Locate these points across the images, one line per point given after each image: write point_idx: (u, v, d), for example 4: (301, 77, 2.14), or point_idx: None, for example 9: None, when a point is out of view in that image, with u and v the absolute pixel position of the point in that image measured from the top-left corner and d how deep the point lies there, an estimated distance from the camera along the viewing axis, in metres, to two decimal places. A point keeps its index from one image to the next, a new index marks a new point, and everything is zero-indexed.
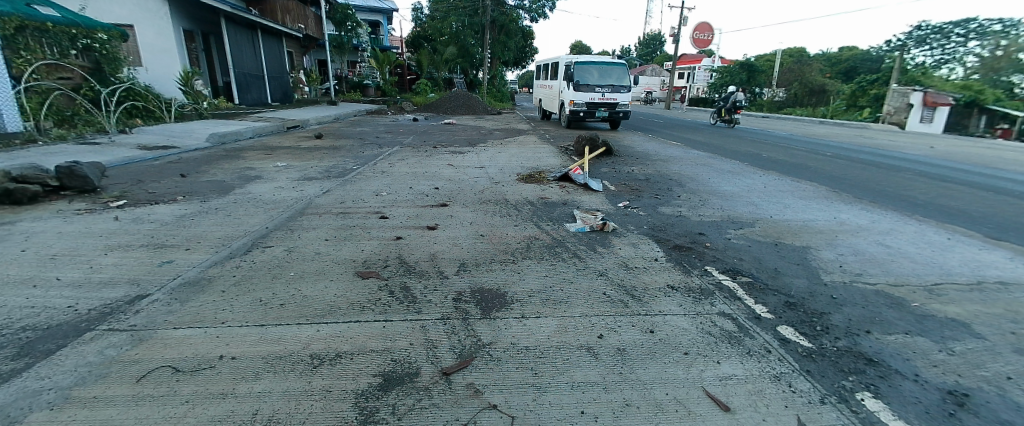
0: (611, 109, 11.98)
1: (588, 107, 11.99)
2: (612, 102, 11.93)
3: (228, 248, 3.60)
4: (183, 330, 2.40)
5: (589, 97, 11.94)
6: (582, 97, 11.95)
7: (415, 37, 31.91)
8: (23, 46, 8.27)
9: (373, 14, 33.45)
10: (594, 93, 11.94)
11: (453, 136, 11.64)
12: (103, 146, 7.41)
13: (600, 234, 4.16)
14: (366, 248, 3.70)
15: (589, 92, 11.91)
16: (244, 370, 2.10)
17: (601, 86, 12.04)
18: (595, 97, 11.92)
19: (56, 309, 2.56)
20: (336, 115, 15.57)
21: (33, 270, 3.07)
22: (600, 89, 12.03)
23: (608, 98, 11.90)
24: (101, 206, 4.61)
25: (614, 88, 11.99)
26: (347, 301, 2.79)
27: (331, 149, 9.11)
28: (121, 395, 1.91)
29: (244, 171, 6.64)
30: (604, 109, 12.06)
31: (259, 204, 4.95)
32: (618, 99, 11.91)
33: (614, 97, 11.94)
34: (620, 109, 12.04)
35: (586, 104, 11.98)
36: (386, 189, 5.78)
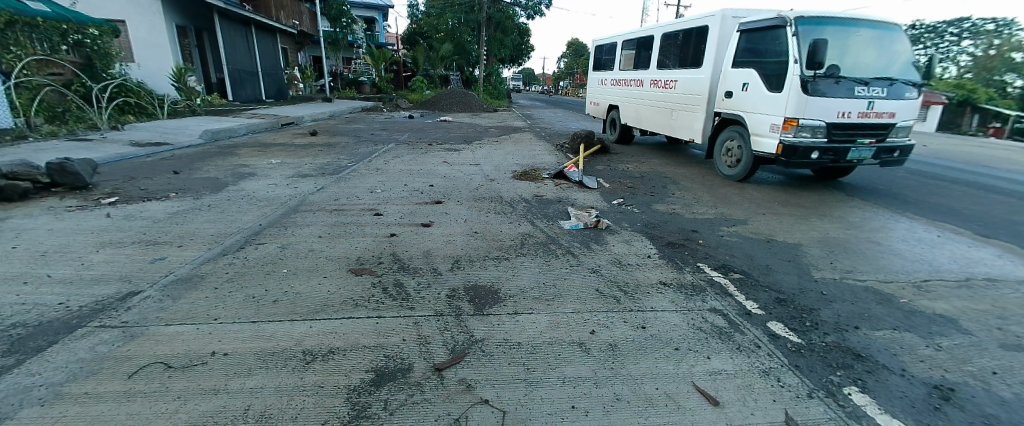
0: (879, 142, 5.45)
1: (836, 138, 5.29)
2: (885, 122, 5.40)
3: (222, 245, 3.60)
4: (175, 326, 2.40)
5: (840, 112, 5.22)
6: (825, 112, 5.18)
7: (411, 35, 32.00)
8: (12, 41, 8.19)
9: (369, 10, 33.45)
10: (857, 102, 5.21)
11: (448, 134, 11.65)
12: (95, 143, 7.36)
13: (594, 231, 4.16)
14: (359, 245, 3.71)
15: (842, 99, 5.18)
16: (236, 367, 2.10)
17: (863, 82, 5.29)
18: (854, 113, 5.25)
19: (47, 306, 2.55)
20: (332, 111, 15.55)
21: (24, 266, 3.06)
22: (865, 90, 5.27)
23: (879, 114, 5.33)
24: (93, 202, 4.58)
25: (890, 90, 5.39)
26: (340, 298, 2.79)
27: (325, 146, 9.08)
28: (113, 392, 1.91)
29: (237, 168, 6.60)
30: (869, 143, 5.43)
31: (253, 200, 4.94)
32: (897, 116, 5.43)
33: (889, 113, 5.40)
34: (892, 142, 5.58)
35: (829, 130, 5.25)
36: (381, 186, 5.78)
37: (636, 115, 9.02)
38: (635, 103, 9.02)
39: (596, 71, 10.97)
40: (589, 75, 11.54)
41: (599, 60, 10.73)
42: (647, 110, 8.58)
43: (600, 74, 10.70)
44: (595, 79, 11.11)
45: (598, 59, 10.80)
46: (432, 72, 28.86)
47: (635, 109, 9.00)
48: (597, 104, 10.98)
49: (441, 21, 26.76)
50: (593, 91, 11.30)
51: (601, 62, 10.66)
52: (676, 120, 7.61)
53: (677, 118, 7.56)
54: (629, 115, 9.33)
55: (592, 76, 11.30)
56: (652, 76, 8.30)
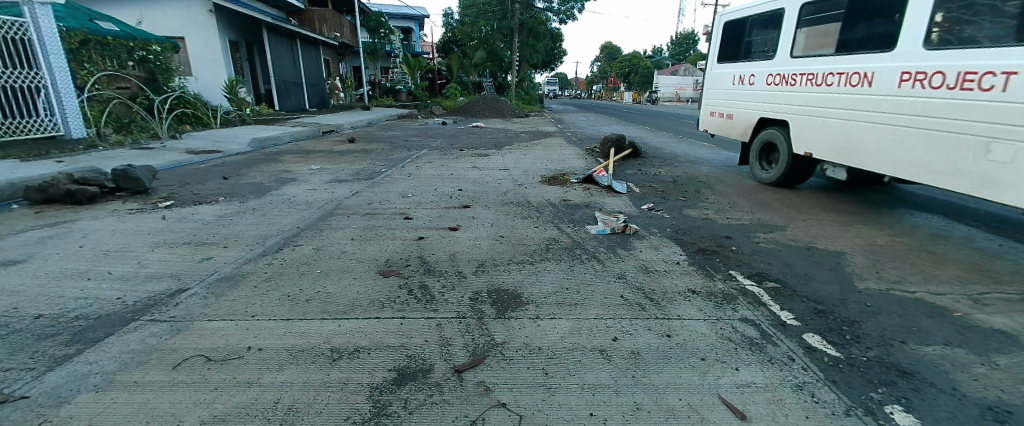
0: None
1: None
2: None
3: (262, 246, 3.81)
4: (216, 321, 2.56)
5: None
6: None
7: (446, 43, 32.60)
8: (86, 58, 8.99)
9: (406, 20, 34.49)
10: None
11: (480, 139, 11.80)
12: (155, 151, 7.93)
13: (622, 237, 4.10)
14: (389, 247, 3.82)
15: None
16: (269, 361, 2.21)
17: None
18: None
19: (107, 300, 2.78)
20: (370, 119, 16.09)
21: (89, 264, 3.35)
22: None
23: None
24: (152, 206, 4.95)
25: None
26: (368, 299, 2.89)
27: (361, 152, 9.41)
28: (158, 381, 2.04)
29: (280, 174, 6.95)
30: None
31: (293, 204, 5.18)
32: None
33: None
34: None
35: None
36: (412, 191, 5.93)
37: (843, 137, 4.78)
38: (840, 116, 4.78)
39: (730, 65, 6.71)
40: (710, 72, 7.25)
41: (737, 44, 6.53)
42: (873, 132, 4.42)
43: (738, 67, 6.48)
44: (723, 77, 6.87)
45: (730, 45, 6.71)
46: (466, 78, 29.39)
47: (847, 130, 4.71)
48: (729, 118, 6.78)
49: (473, 29, 27.62)
50: (717, 97, 7.06)
51: (739, 47, 6.51)
52: (990, 163, 3.45)
53: (998, 158, 3.39)
54: (821, 138, 5.09)
55: (715, 71, 7.04)
56: (909, 64, 4.04)
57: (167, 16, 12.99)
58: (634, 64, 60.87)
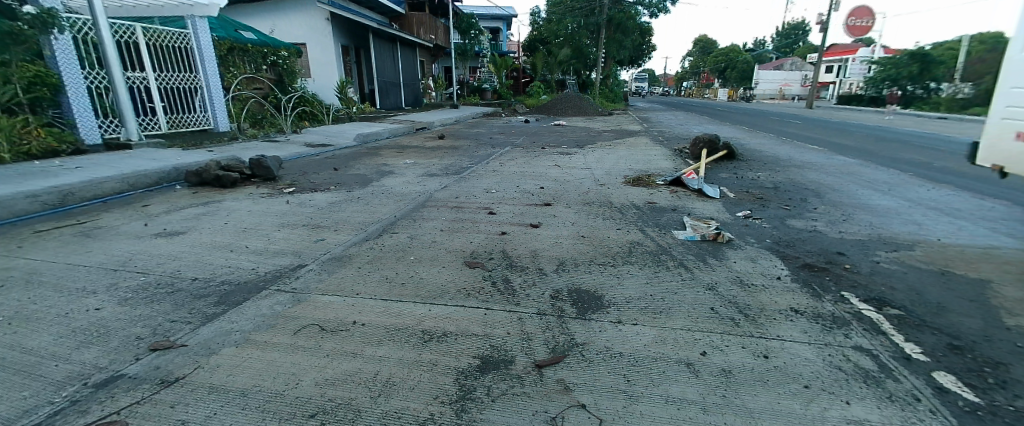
0: None
1: None
2: None
3: (365, 232, 4.18)
4: (327, 296, 2.87)
5: None
6: None
7: (532, 42, 32.74)
8: (231, 63, 10.51)
9: (494, 21, 35.36)
10: None
11: (562, 138, 11.81)
12: (279, 144, 9.01)
13: (713, 245, 3.89)
14: (474, 240, 4.00)
15: None
16: (370, 337, 2.44)
17: None
18: None
19: (244, 270, 3.25)
20: (458, 118, 16.78)
21: (231, 238, 3.92)
22: None
23: None
24: (277, 191, 5.66)
25: None
26: (455, 287, 3.06)
27: (449, 148, 9.86)
28: (282, 342, 2.34)
29: (379, 167, 7.54)
30: None
31: (390, 195, 5.61)
32: None
33: None
34: None
35: None
36: (496, 187, 6.11)
37: None
38: None
39: None
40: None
41: None
42: None
43: None
44: None
45: None
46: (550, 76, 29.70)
47: None
48: None
49: (559, 27, 27.48)
50: None
51: None
52: None
53: None
54: None
55: None
56: None
57: (291, 26, 14.84)
58: (731, 59, 56.62)
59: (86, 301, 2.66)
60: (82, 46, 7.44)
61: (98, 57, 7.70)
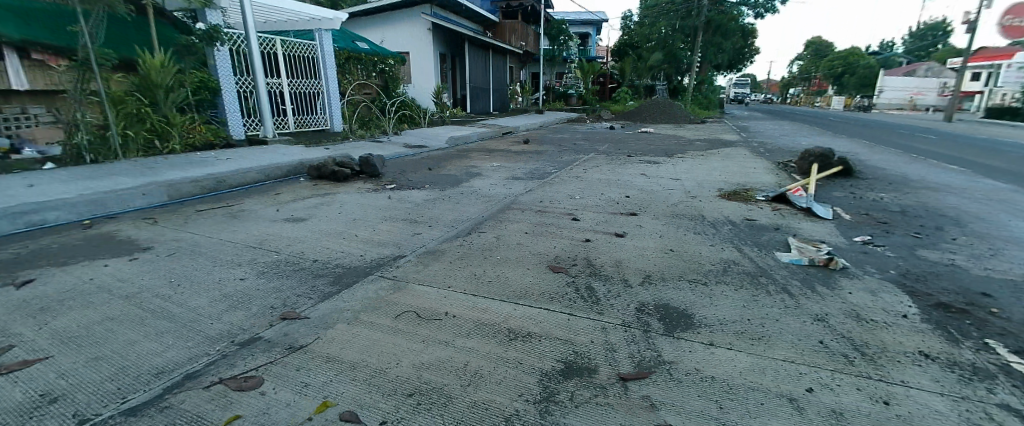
0: None
1: None
2: None
3: (456, 229, 4.42)
4: (422, 286, 3.10)
5: None
6: None
7: (621, 47, 31.55)
8: (347, 71, 11.73)
9: (584, 26, 35.14)
10: None
11: (649, 146, 11.44)
12: (381, 144, 9.78)
13: (823, 271, 3.56)
14: (558, 245, 4.04)
15: None
16: (460, 329, 2.59)
17: None
18: None
19: (353, 256, 3.61)
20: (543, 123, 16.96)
21: (340, 227, 4.36)
22: None
23: None
24: (379, 187, 6.17)
25: None
26: (538, 290, 3.14)
27: (533, 153, 10.02)
28: (384, 324, 2.57)
29: (468, 168, 7.89)
30: None
31: (478, 196, 5.85)
32: None
33: None
34: None
35: None
36: (580, 193, 6.11)
37: None
38: None
39: None
40: None
41: None
42: None
43: None
44: None
45: None
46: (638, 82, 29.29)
47: None
48: None
49: (653, 30, 26.10)
50: None
51: None
52: None
53: None
54: None
55: None
56: None
57: (397, 35, 16.05)
58: (848, 64, 50.77)
59: (232, 272, 3.13)
60: (235, 56, 8.71)
61: (246, 64, 8.99)
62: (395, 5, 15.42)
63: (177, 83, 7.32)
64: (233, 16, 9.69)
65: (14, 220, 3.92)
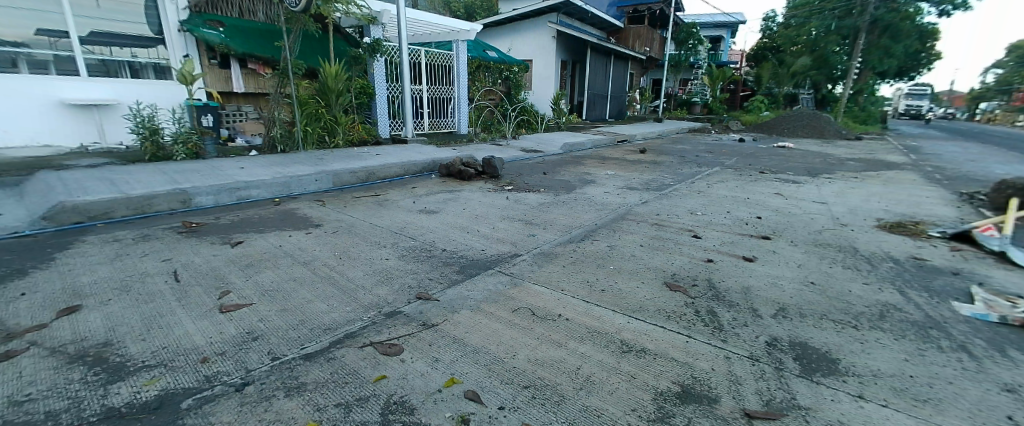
0: None
1: None
2: None
3: (570, 234, 4.48)
4: (537, 286, 3.22)
5: None
6: None
7: (760, 49, 28.23)
8: (476, 78, 12.56)
9: (717, 29, 32.69)
10: None
11: (786, 162, 10.27)
12: (501, 147, 10.26)
13: (1020, 332, 2.88)
14: (676, 262, 3.87)
15: None
16: (574, 333, 2.64)
17: None
18: None
19: (475, 250, 3.88)
20: (660, 132, 16.18)
21: (464, 222, 4.71)
22: None
23: None
24: (498, 187, 6.51)
25: None
26: (655, 306, 3.05)
27: (652, 163, 9.63)
28: (503, 316, 2.74)
29: (583, 175, 7.90)
30: None
31: (593, 204, 5.84)
32: None
33: None
34: None
35: None
36: (703, 209, 5.74)
37: None
38: None
39: None
40: None
41: None
42: None
43: None
44: None
45: None
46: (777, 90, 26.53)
47: None
48: None
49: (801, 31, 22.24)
50: None
51: None
52: None
53: None
54: None
55: None
56: None
57: (523, 43, 16.65)
58: None
59: (378, 252, 3.59)
60: (389, 65, 9.91)
61: (398, 72, 10.16)
62: (525, 14, 16.01)
63: (345, 89, 8.56)
64: (391, 29, 10.91)
65: (230, 194, 4.96)
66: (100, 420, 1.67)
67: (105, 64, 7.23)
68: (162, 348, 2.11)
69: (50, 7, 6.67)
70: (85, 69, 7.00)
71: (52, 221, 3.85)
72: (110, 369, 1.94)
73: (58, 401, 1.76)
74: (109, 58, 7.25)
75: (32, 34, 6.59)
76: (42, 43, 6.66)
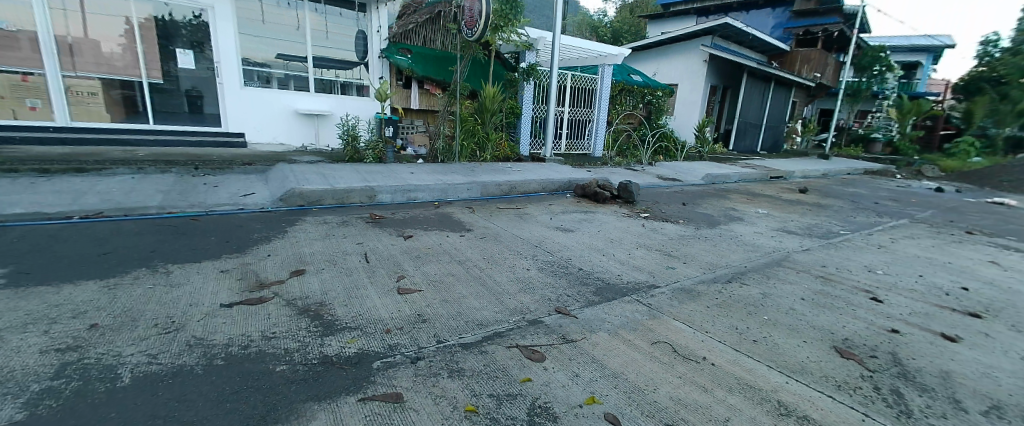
0: None
1: None
2: None
3: (715, 273, 4.19)
4: (678, 323, 3.08)
5: None
6: None
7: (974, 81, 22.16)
8: (618, 101, 12.50)
9: (915, 54, 27.36)
10: None
11: (1008, 223, 8.12)
12: (638, 172, 10.01)
13: None
14: (848, 325, 3.34)
15: None
16: (720, 380, 2.46)
17: None
18: None
19: (613, 274, 3.87)
20: (827, 171, 14.07)
21: (601, 244, 4.73)
22: None
23: None
24: (635, 214, 6.39)
25: None
26: (820, 370, 2.68)
27: (815, 206, 8.45)
28: (642, 347, 2.68)
29: (729, 210, 7.30)
30: None
31: (742, 243, 5.36)
32: None
33: None
34: None
35: None
36: (883, 267, 4.86)
37: None
38: None
39: None
40: None
41: None
42: None
43: None
44: None
45: None
46: (995, 131, 20.83)
47: None
48: None
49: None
50: None
51: None
52: None
53: None
54: None
55: None
56: None
57: (672, 67, 16.06)
58: None
59: (519, 262, 3.82)
60: (538, 88, 10.40)
61: (544, 95, 10.60)
62: (676, 38, 15.47)
63: (498, 109, 9.30)
64: (544, 54, 11.52)
65: (402, 194, 5.75)
66: (319, 363, 2.10)
67: (324, 83, 8.98)
68: (358, 315, 2.56)
69: (296, 39, 8.59)
70: (313, 87, 8.84)
71: (285, 202, 4.96)
72: (324, 324, 2.44)
73: (292, 341, 2.26)
74: (322, 77, 8.94)
75: (274, 58, 8.46)
76: (279, 64, 8.52)
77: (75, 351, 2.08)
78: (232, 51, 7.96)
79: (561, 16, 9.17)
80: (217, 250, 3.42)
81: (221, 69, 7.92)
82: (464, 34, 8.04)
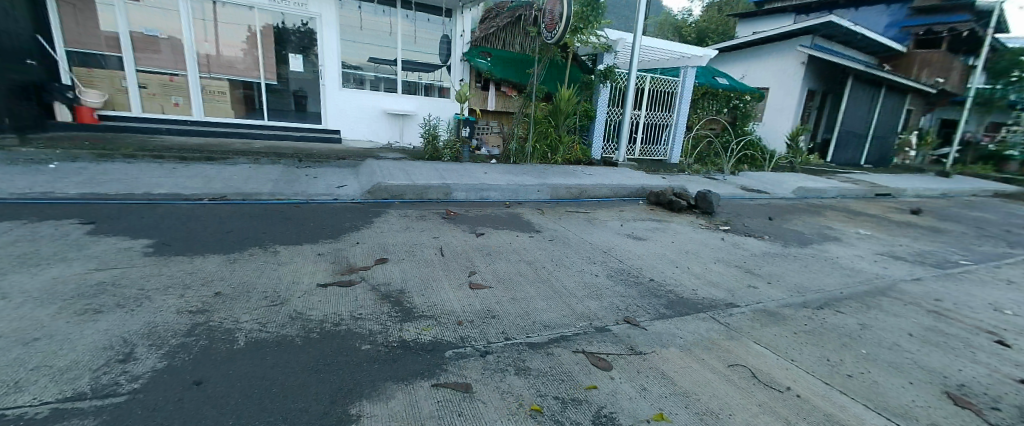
0: None
1: None
2: None
3: (803, 297, 3.88)
4: (758, 346, 2.91)
5: None
6: None
7: None
8: (700, 106, 11.92)
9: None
10: None
11: None
12: (718, 182, 9.48)
13: None
14: (964, 369, 2.94)
15: None
16: (804, 412, 2.29)
17: None
18: None
19: (687, 288, 3.74)
20: (946, 190, 12.34)
21: (676, 255, 4.57)
22: None
23: None
24: (714, 226, 6.08)
25: None
26: (925, 416, 2.40)
27: (929, 230, 7.48)
28: (717, 368, 2.57)
29: (823, 229, 6.69)
30: None
31: (837, 266, 4.90)
32: None
33: None
34: None
35: None
36: (1014, 306, 4.20)
37: None
38: None
39: None
40: None
41: None
42: None
43: None
44: None
45: None
46: None
47: None
48: None
49: None
50: None
51: None
52: None
53: None
54: None
55: None
56: None
57: (763, 69, 14.96)
58: None
59: (589, 267, 3.82)
60: (616, 91, 10.18)
61: (621, 98, 10.33)
62: (770, 38, 14.37)
63: (572, 112, 9.26)
64: (623, 56, 11.27)
65: (475, 192, 5.97)
66: (398, 346, 2.28)
67: (409, 85, 9.50)
68: (433, 305, 2.73)
69: (387, 43, 9.18)
70: (400, 88, 9.41)
71: (372, 195, 5.36)
72: (403, 311, 2.63)
73: (374, 323, 2.47)
74: (408, 80, 9.47)
75: (366, 61, 9.09)
76: (370, 67, 9.14)
77: (203, 314, 2.45)
78: (333, 55, 8.73)
79: (643, 17, 8.96)
80: (315, 235, 3.80)
81: (324, 72, 8.74)
82: (544, 36, 8.14)
